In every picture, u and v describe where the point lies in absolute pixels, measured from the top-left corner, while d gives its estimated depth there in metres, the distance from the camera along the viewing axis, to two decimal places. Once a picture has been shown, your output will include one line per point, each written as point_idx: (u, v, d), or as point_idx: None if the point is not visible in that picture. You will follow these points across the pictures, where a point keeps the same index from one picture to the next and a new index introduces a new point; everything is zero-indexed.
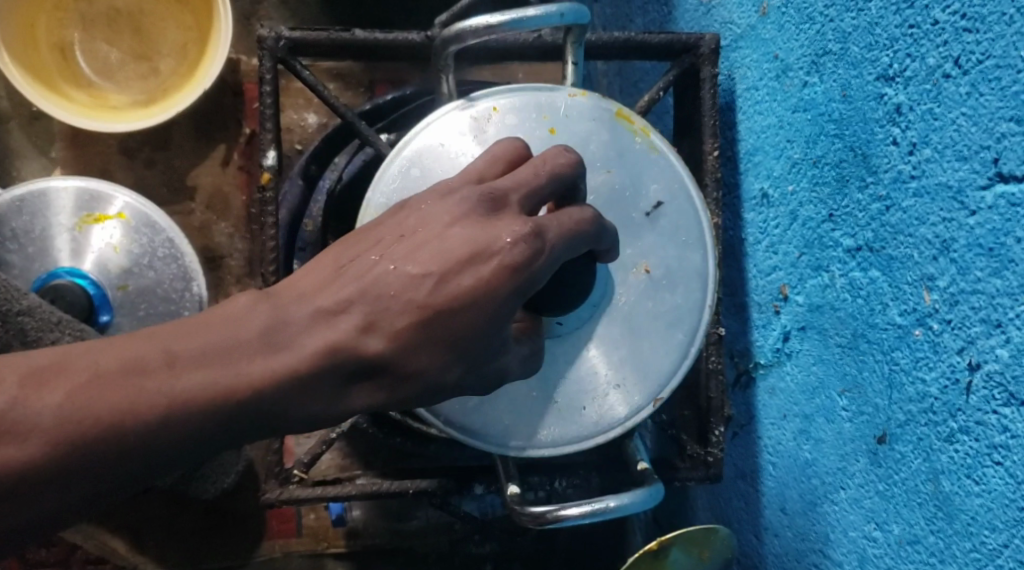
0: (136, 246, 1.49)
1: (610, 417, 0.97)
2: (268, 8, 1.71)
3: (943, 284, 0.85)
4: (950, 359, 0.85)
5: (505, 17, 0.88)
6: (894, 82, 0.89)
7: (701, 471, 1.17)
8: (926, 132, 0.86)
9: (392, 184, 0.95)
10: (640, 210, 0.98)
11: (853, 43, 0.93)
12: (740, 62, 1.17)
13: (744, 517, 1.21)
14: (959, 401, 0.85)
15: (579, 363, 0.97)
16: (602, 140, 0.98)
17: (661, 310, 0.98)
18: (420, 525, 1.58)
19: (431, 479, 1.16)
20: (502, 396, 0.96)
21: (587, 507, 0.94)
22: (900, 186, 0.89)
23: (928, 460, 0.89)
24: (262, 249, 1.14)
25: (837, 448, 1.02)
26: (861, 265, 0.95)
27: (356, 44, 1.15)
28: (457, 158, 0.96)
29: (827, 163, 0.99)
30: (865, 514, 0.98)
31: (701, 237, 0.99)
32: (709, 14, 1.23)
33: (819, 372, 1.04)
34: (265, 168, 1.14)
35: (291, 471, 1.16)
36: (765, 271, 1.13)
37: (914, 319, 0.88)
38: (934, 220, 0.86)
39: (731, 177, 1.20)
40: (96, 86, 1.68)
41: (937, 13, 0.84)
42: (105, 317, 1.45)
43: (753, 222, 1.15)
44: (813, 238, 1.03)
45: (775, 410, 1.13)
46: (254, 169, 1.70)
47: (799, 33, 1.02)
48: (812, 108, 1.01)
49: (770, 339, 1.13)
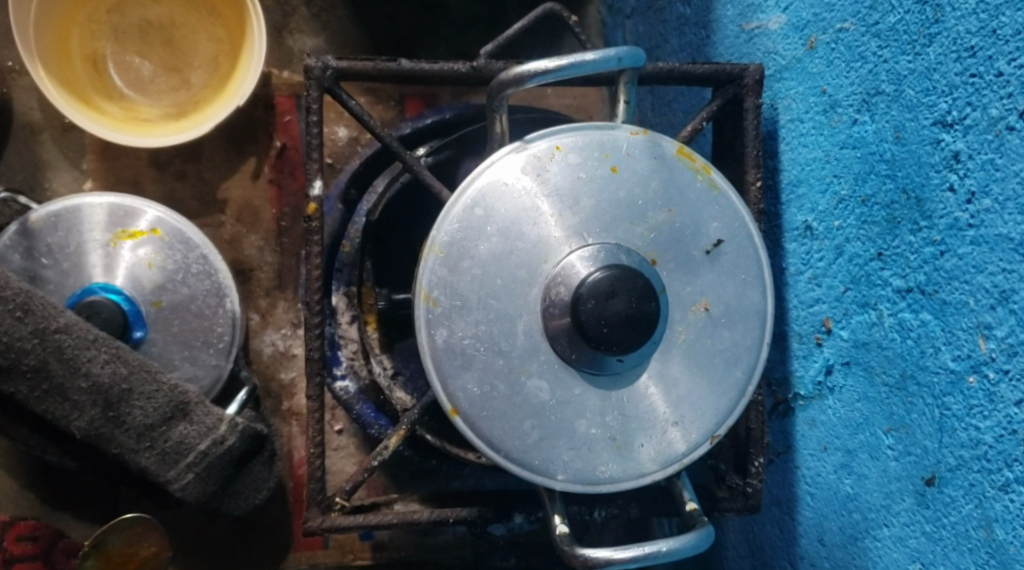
0: (170, 262, 1.44)
1: (667, 455, 0.97)
2: (301, 20, 1.61)
3: (1001, 334, 0.86)
4: (1008, 410, 0.86)
5: (563, 62, 0.91)
6: (952, 129, 0.89)
7: (739, 502, 1.14)
8: (986, 182, 0.87)
9: (457, 223, 0.93)
10: (700, 250, 0.97)
11: (909, 86, 0.93)
12: (783, 93, 1.14)
13: (779, 544, 1.18)
14: (1015, 451, 0.86)
15: (637, 401, 0.96)
16: (664, 179, 0.96)
17: (722, 350, 0.97)
18: (447, 540, 1.57)
19: (471, 508, 1.15)
20: (565, 432, 0.95)
21: (638, 552, 0.95)
22: (956, 233, 0.89)
23: (981, 506, 0.89)
24: (308, 278, 1.15)
25: (882, 486, 1.01)
26: (911, 306, 0.95)
27: (401, 74, 1.15)
28: (520, 199, 0.94)
29: (877, 203, 0.99)
30: (910, 553, 0.97)
31: (760, 274, 0.98)
32: (752, 42, 1.21)
33: (864, 409, 1.03)
34: (312, 198, 1.16)
35: (333, 499, 1.16)
36: (806, 302, 1.11)
37: (969, 366, 0.89)
38: (993, 270, 0.87)
39: (774, 207, 1.17)
40: (129, 99, 1.59)
41: (1001, 65, 0.85)
42: (139, 333, 1.41)
43: (795, 252, 1.12)
44: (861, 274, 1.02)
45: (815, 442, 1.11)
46: (286, 182, 1.61)
47: (849, 70, 1.01)
48: (862, 146, 1.00)
49: (811, 370, 1.11)
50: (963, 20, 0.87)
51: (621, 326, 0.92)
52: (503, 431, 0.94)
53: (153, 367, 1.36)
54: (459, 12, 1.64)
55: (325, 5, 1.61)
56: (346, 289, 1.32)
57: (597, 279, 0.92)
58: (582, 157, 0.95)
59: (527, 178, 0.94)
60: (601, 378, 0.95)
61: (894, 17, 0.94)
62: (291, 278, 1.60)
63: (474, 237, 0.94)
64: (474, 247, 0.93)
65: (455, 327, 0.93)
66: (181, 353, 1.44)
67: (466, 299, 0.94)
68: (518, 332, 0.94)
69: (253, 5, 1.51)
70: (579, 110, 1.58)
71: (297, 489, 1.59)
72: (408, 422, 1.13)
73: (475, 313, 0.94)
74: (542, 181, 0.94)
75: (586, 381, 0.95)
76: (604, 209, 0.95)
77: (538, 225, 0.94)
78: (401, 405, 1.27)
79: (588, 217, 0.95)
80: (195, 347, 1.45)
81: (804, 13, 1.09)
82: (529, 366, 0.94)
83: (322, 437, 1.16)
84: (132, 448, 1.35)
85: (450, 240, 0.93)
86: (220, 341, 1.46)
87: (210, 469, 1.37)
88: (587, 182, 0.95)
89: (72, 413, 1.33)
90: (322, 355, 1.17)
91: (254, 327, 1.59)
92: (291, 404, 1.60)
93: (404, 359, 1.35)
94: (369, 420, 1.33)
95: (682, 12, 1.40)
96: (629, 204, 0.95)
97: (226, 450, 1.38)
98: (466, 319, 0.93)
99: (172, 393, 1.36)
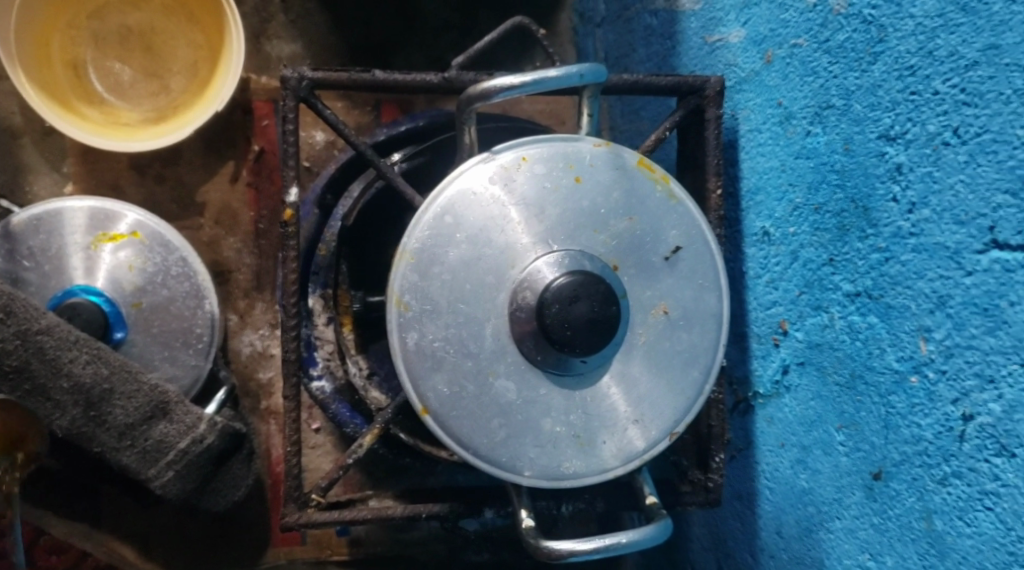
0: (150, 264, 1.48)
1: (628, 451, 1.01)
2: (278, 26, 1.64)
3: (939, 336, 0.92)
4: (945, 408, 0.91)
5: (528, 78, 0.97)
6: (895, 142, 0.94)
7: (701, 496, 1.18)
8: (925, 194, 0.92)
9: (428, 230, 0.98)
10: (659, 256, 1.02)
11: (856, 101, 0.98)
12: (743, 104, 1.19)
13: (740, 537, 1.23)
14: (952, 447, 0.91)
15: (600, 400, 1.01)
16: (625, 189, 1.01)
17: (680, 351, 1.03)
18: (422, 535, 1.62)
19: (442, 503, 1.20)
20: (531, 430, 0.99)
21: (599, 544, 0.99)
22: (899, 241, 0.95)
23: (922, 499, 0.94)
24: (285, 281, 1.19)
25: (834, 480, 1.06)
26: (860, 310, 1.00)
27: (374, 84, 1.19)
28: (488, 207, 0.98)
29: (828, 211, 1.04)
30: (860, 544, 1.02)
31: (716, 279, 1.03)
32: (713, 54, 1.25)
33: (817, 407, 1.08)
34: (288, 204, 1.20)
35: (309, 496, 1.20)
36: (764, 305, 1.16)
37: (911, 367, 0.94)
38: (932, 276, 0.92)
39: (733, 212, 1.21)
40: (109, 104, 1.62)
41: (937, 84, 0.90)
42: (119, 334, 1.45)
43: (754, 257, 1.17)
44: (814, 278, 1.07)
45: (774, 439, 1.16)
46: (264, 185, 1.65)
47: (802, 84, 1.06)
48: (814, 157, 1.05)
49: (769, 370, 1.15)
50: (904, 40, 0.93)
51: (584, 329, 0.97)
52: (471, 429, 0.98)
53: (133, 368, 1.39)
54: (434, 17, 1.66)
55: (302, 11, 1.64)
56: (322, 291, 1.36)
57: (561, 284, 0.96)
58: (547, 167, 0.99)
59: (494, 188, 0.98)
60: (565, 378, 1.00)
61: (843, 35, 0.99)
62: (269, 279, 1.64)
63: (444, 243, 0.98)
64: (444, 254, 0.98)
65: (426, 330, 0.98)
66: (161, 353, 1.47)
67: (437, 303, 0.98)
68: (486, 334, 0.98)
69: (232, 13, 1.54)
70: (550, 116, 1.62)
71: (276, 486, 1.62)
72: (381, 420, 1.18)
73: (445, 316, 0.98)
74: (510, 191, 0.99)
75: (551, 381, 1.00)
76: (569, 217, 1.00)
77: (505, 232, 0.98)
78: (375, 404, 1.31)
79: (553, 225, 0.99)
80: (174, 347, 1.48)
81: (761, 27, 1.14)
82: (496, 367, 0.98)
83: (298, 436, 1.21)
84: (114, 447, 1.38)
85: (420, 247, 0.98)
86: (199, 342, 1.49)
87: (189, 467, 1.41)
88: (552, 192, 0.99)
89: (55, 412, 1.35)
90: (298, 356, 1.21)
91: (233, 328, 1.63)
92: (269, 403, 1.63)
93: (379, 360, 1.40)
94: (344, 419, 1.36)
95: (648, 22, 1.43)
96: (592, 212, 1.00)
97: (205, 448, 1.41)
98: (436, 322, 0.98)
99: (153, 393, 1.39)
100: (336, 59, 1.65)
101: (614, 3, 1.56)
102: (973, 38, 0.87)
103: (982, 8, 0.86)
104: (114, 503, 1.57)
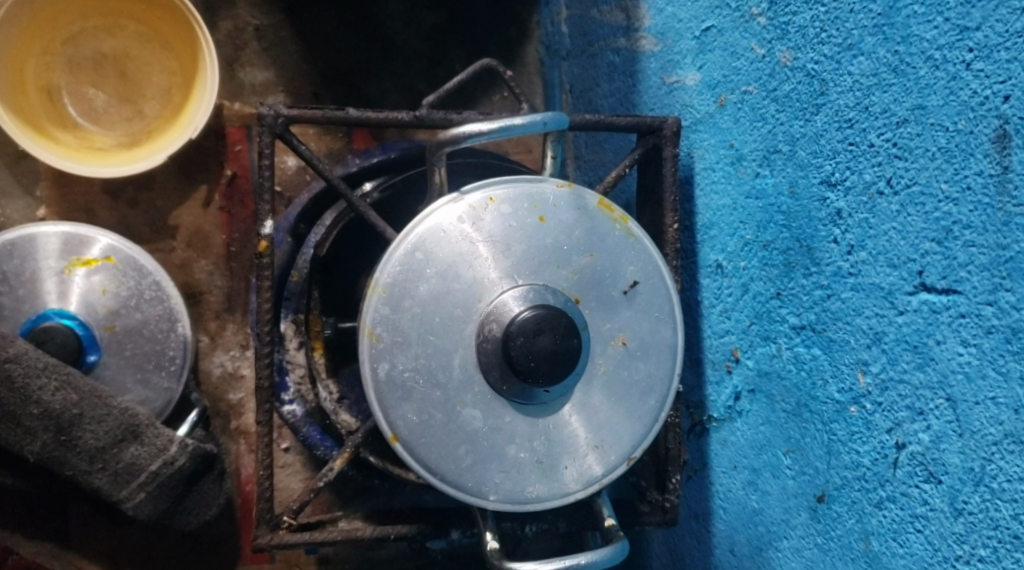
0: (123, 288, 1.51)
1: (588, 476, 1.07)
2: (251, 54, 1.67)
3: (875, 369, 0.98)
4: (880, 436, 0.98)
5: (496, 125, 1.04)
6: (836, 188, 1.02)
7: (658, 516, 1.23)
8: (862, 237, 0.99)
9: (399, 266, 1.03)
10: (618, 291, 1.08)
11: (801, 148, 1.06)
12: (698, 143, 1.25)
13: (696, 554, 1.28)
14: (887, 473, 0.98)
15: (561, 427, 1.06)
16: (586, 228, 1.07)
17: (638, 380, 1.09)
18: (390, 554, 1.65)
19: (411, 525, 1.25)
20: (496, 456, 1.05)
21: (560, 564, 1.05)
22: (839, 280, 1.02)
23: (860, 521, 1.01)
24: (259, 310, 1.24)
25: (782, 501, 1.12)
26: (804, 342, 1.07)
27: (348, 121, 1.24)
28: (457, 244, 1.04)
29: (776, 249, 1.10)
30: (805, 562, 1.09)
31: (671, 312, 1.09)
32: (671, 94, 1.31)
33: (766, 432, 1.14)
34: (263, 236, 1.25)
35: (281, 518, 1.25)
36: (718, 333, 1.22)
37: (850, 397, 1.01)
38: (868, 314, 0.99)
39: (690, 244, 1.27)
40: (82, 129, 1.63)
41: (872, 137, 0.97)
42: (93, 357, 1.48)
43: (709, 288, 1.23)
44: (763, 311, 1.13)
45: (727, 461, 1.22)
46: (236, 209, 1.68)
47: (752, 129, 1.13)
48: (763, 198, 1.12)
49: (722, 396, 1.22)
50: (843, 95, 1.00)
51: (547, 360, 1.02)
52: (439, 456, 1.04)
53: (103, 392, 1.43)
54: (404, 49, 1.71)
55: (275, 40, 1.68)
56: (294, 316, 1.40)
57: (525, 318, 1.02)
58: (513, 208, 1.05)
59: (463, 228, 1.04)
60: (529, 407, 1.05)
61: (789, 86, 1.07)
62: (240, 302, 1.68)
63: (414, 278, 1.03)
64: (414, 288, 1.03)
65: (396, 360, 1.03)
66: (133, 375, 1.50)
67: (407, 335, 1.03)
68: (454, 364, 1.04)
69: (206, 43, 1.58)
70: (518, 145, 1.67)
71: (245, 506, 1.65)
72: (352, 444, 1.22)
73: (415, 348, 1.03)
74: (478, 229, 1.04)
75: (516, 409, 1.05)
76: (533, 254, 1.05)
77: (473, 267, 1.04)
78: (345, 427, 1.36)
79: (519, 261, 1.05)
80: (147, 369, 1.51)
81: (714, 72, 1.20)
82: (464, 397, 1.04)
83: (271, 460, 1.25)
84: (85, 470, 1.42)
85: (391, 281, 1.03)
86: (172, 364, 1.52)
87: (161, 488, 1.44)
88: (518, 230, 1.05)
89: (25, 438, 1.39)
90: (271, 382, 1.26)
91: (204, 349, 1.66)
92: (239, 423, 1.67)
93: (350, 384, 1.43)
94: (315, 441, 1.42)
95: (612, 59, 1.48)
96: (555, 250, 1.06)
97: (176, 469, 1.45)
98: (406, 353, 1.03)
99: (123, 416, 1.43)
100: (308, 86, 1.69)
101: (579, 38, 1.62)
102: (903, 98, 0.94)
103: (911, 71, 0.93)
104: (84, 523, 1.60)
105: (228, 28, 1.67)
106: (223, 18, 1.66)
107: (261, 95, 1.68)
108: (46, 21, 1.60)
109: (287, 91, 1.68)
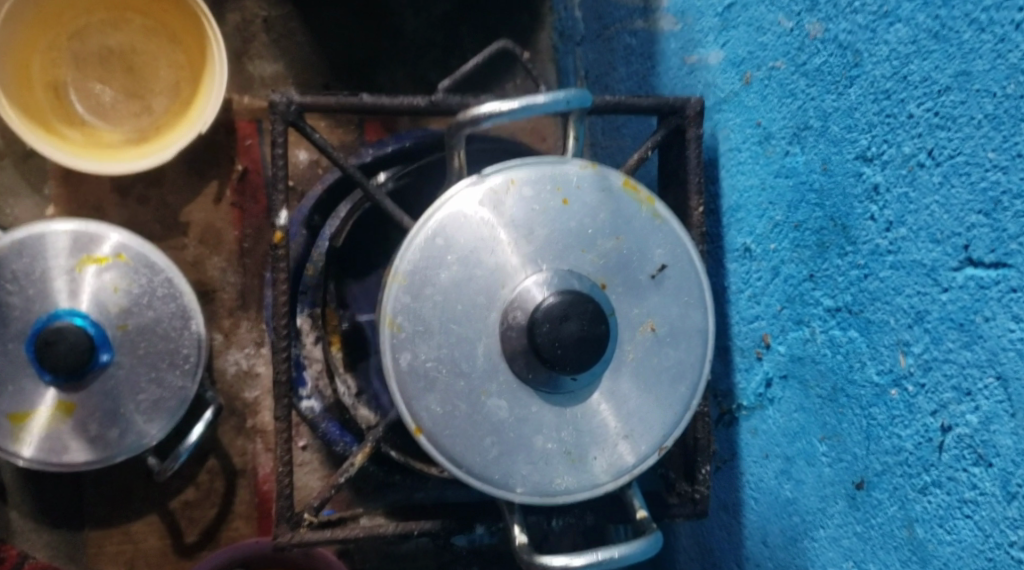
0: (135, 286, 1.43)
1: (618, 466, 1.04)
2: (261, 46, 1.64)
3: (917, 350, 0.95)
4: (924, 419, 0.95)
5: (516, 105, 1.00)
6: (872, 162, 0.98)
7: (688, 508, 1.19)
8: (901, 213, 0.95)
9: (419, 253, 1.00)
10: (646, 275, 1.04)
11: (834, 123, 1.02)
12: (723, 123, 1.21)
13: (727, 547, 1.25)
14: (932, 457, 0.94)
15: (590, 416, 1.03)
16: (611, 210, 1.04)
17: (668, 366, 1.05)
18: (414, 548, 1.61)
19: (434, 520, 1.22)
20: (524, 447, 1.02)
21: (592, 557, 1.02)
22: (878, 258, 0.98)
23: (903, 507, 0.97)
24: (275, 303, 1.20)
25: (818, 490, 1.09)
26: (840, 324, 1.03)
27: (363, 107, 1.21)
28: (478, 229, 1.00)
29: (808, 228, 1.07)
30: (843, 552, 1.05)
31: (701, 295, 1.06)
32: (693, 74, 1.27)
33: (801, 419, 1.10)
34: (279, 228, 1.21)
35: (302, 516, 1.21)
36: (746, 319, 1.18)
37: (891, 379, 0.98)
38: (909, 292, 0.95)
39: (715, 229, 1.23)
40: (90, 126, 1.60)
41: (912, 108, 0.94)
42: (106, 356, 1.40)
43: (736, 272, 1.19)
44: (795, 294, 1.10)
45: (757, 450, 1.18)
46: (248, 204, 1.65)
47: (781, 105, 1.09)
48: (794, 176, 1.08)
49: (752, 383, 1.18)
50: (879, 65, 0.96)
51: (574, 347, 0.99)
52: (465, 447, 1.00)
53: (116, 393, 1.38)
54: (415, 38, 1.68)
55: (284, 31, 1.64)
56: (310, 310, 1.36)
57: (551, 304, 0.99)
58: (536, 190, 1.02)
59: (484, 212, 1.01)
60: (556, 396, 1.02)
61: (820, 59, 1.03)
62: (254, 298, 1.64)
63: (435, 265, 1.00)
64: (435, 275, 1.00)
65: (419, 350, 1.00)
66: (147, 375, 1.43)
67: (429, 324, 1.00)
68: (477, 354, 1.00)
69: (214, 34, 1.54)
70: (532, 133, 1.64)
71: (263, 506, 1.62)
72: (372, 439, 1.19)
73: (438, 337, 1.00)
74: (500, 213, 1.01)
75: (542, 399, 1.02)
76: (557, 238, 1.02)
77: (495, 253, 1.01)
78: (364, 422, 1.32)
79: (542, 245, 1.02)
80: (160, 369, 1.44)
81: (739, 50, 1.16)
82: (488, 387, 1.01)
83: (290, 456, 1.22)
84: None
85: (412, 270, 1.00)
86: (187, 363, 1.45)
87: None
88: (541, 214, 1.02)
89: None
90: (288, 377, 1.22)
91: (218, 347, 1.62)
92: (255, 422, 1.63)
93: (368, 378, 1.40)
94: (334, 437, 1.37)
95: (629, 42, 1.44)
96: (580, 233, 1.03)
97: None
98: (428, 342, 1.00)
99: None
100: (319, 78, 1.65)
101: (593, 22, 1.58)
102: (945, 64, 0.91)
103: (954, 36, 0.90)
104: (100, 527, 1.57)
105: (236, 20, 1.63)
106: (231, 10, 1.63)
107: (271, 87, 1.64)
108: (51, 17, 1.57)
109: (297, 83, 1.65)
